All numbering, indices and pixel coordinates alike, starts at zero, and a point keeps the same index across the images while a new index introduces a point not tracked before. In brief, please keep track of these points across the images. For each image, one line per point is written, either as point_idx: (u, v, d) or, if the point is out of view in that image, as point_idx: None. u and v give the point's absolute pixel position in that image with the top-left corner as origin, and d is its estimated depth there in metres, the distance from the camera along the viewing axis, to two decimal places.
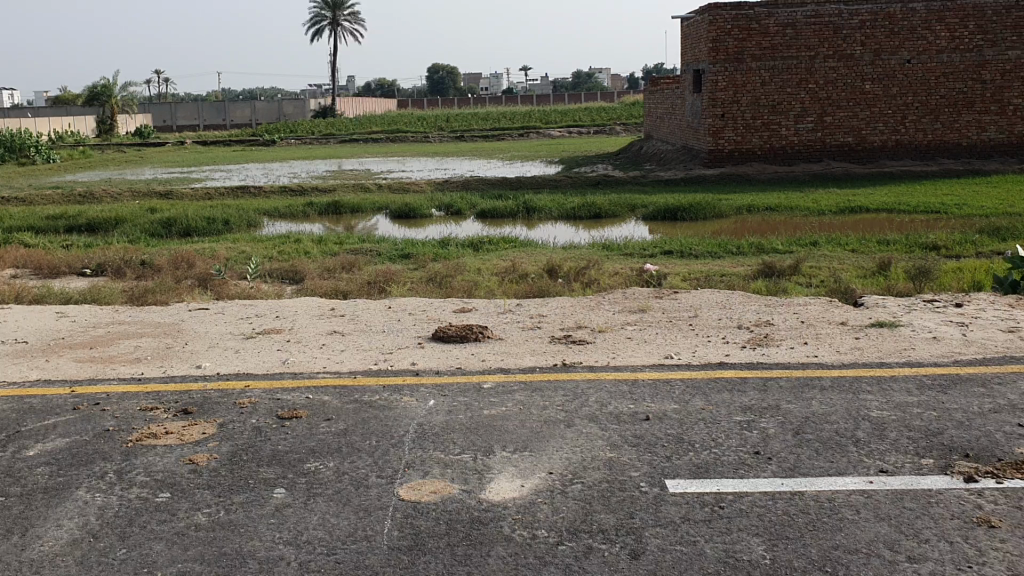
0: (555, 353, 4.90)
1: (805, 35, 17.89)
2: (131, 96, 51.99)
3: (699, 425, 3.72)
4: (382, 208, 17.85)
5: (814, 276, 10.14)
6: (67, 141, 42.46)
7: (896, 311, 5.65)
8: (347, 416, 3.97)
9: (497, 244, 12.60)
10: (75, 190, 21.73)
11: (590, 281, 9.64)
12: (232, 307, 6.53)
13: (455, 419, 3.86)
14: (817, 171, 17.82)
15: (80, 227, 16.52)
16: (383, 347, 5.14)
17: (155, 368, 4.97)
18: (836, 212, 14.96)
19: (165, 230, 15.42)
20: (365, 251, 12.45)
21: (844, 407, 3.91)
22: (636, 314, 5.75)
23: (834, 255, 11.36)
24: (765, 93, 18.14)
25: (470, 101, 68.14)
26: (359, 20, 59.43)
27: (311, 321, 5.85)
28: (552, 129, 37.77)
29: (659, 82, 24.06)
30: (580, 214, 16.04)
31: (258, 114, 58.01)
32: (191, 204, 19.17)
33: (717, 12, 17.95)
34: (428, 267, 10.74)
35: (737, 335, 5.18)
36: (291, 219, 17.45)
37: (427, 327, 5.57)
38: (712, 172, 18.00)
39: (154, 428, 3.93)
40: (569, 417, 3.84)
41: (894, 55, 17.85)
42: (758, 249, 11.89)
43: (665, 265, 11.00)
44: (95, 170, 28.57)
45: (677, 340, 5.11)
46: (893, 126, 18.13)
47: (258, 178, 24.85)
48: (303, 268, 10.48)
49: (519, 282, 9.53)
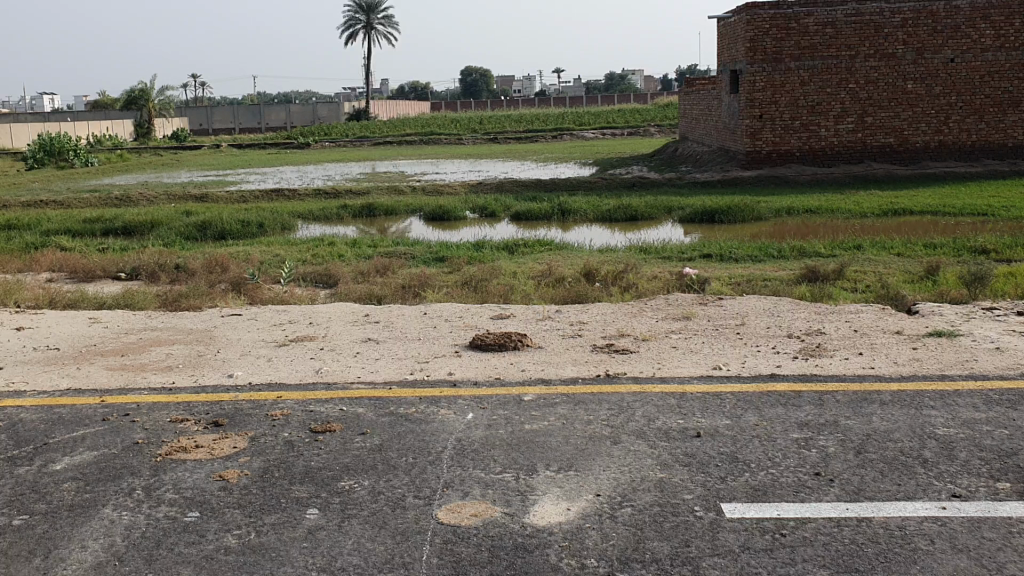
0: (597, 363, 4.71)
1: (845, 34, 17.53)
2: (168, 100, 52.52)
3: (754, 443, 3.52)
4: (415, 211, 17.75)
5: (860, 280, 9.87)
6: (106, 145, 42.92)
7: (953, 320, 5.39)
8: (383, 430, 3.82)
9: (532, 248, 12.42)
10: (112, 193, 21.88)
11: (629, 286, 9.41)
12: (265, 313, 6.41)
13: (495, 435, 3.69)
14: (858, 172, 17.45)
15: (117, 230, 16.58)
16: (420, 356, 4.98)
17: (186, 376, 4.86)
18: (878, 215, 14.61)
19: (200, 233, 15.43)
20: (399, 254, 12.33)
21: (908, 424, 3.69)
22: (680, 322, 5.55)
23: (879, 259, 11.05)
24: (804, 93, 17.77)
25: (504, 105, 68.13)
26: (393, 24, 59.60)
27: (346, 328, 5.72)
28: (585, 131, 37.54)
29: (695, 83, 23.74)
30: (616, 216, 15.82)
31: (293, 117, 58.36)
32: (226, 207, 19.21)
33: (754, 11, 17.63)
34: (463, 271, 10.60)
35: (787, 345, 4.96)
36: (325, 222, 17.41)
37: (463, 335, 5.41)
38: (750, 174, 17.70)
39: (184, 441, 3.80)
40: (615, 433, 3.65)
41: (937, 54, 17.44)
42: (800, 253, 11.61)
43: (705, 269, 10.77)
44: (132, 173, 28.83)
45: (724, 350, 4.90)
46: (937, 127, 17.72)
47: (292, 180, 24.91)
48: (337, 271, 10.38)
49: (556, 287, 9.35)
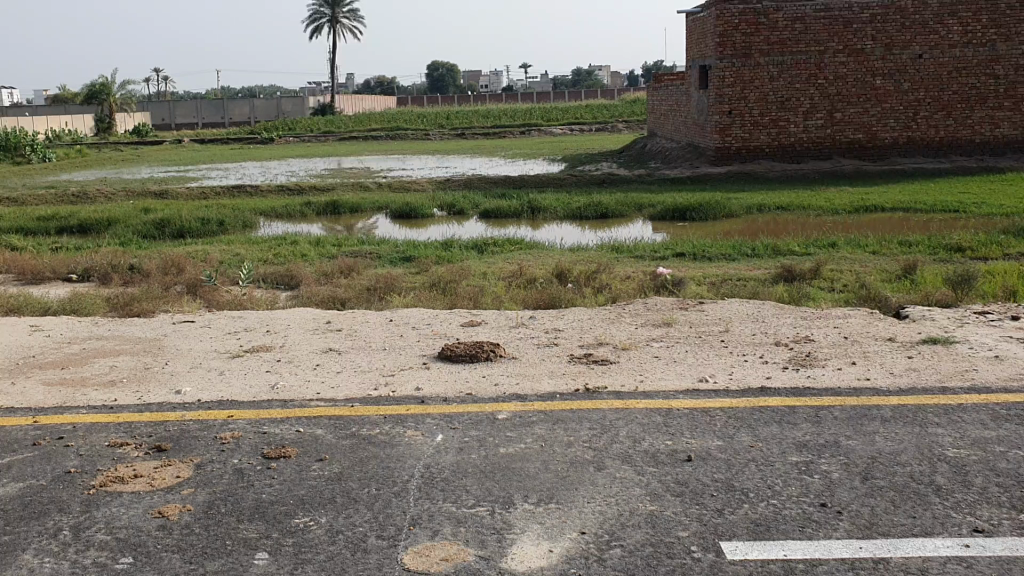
0: (575, 375, 4.39)
1: (814, 30, 17.35)
2: (129, 94, 51.50)
3: (751, 468, 3.22)
4: (381, 208, 17.34)
5: (837, 280, 9.65)
6: (64, 139, 41.91)
7: (946, 326, 5.14)
8: (344, 456, 3.47)
9: (502, 246, 12.10)
10: (68, 190, 21.23)
11: (602, 287, 9.10)
12: (219, 320, 6.02)
13: (467, 460, 3.36)
14: (828, 168, 17.31)
15: (72, 229, 16.01)
16: (383, 369, 4.63)
17: (130, 393, 4.47)
18: (850, 211, 14.46)
19: (158, 232, 14.93)
20: (365, 253, 11.94)
21: (915, 444, 3.40)
22: (660, 329, 5.24)
23: (855, 257, 10.86)
24: (774, 89, 17.58)
25: (469, 99, 67.68)
26: (358, 18, 58.92)
27: (305, 337, 5.35)
28: (554, 126, 37.23)
29: (664, 78, 23.54)
30: (587, 213, 15.53)
31: (257, 111, 57.49)
32: (186, 204, 18.68)
33: (724, 6, 17.40)
34: (431, 271, 10.25)
35: (777, 354, 4.67)
36: (288, 219, 16.95)
37: (431, 344, 5.06)
38: (721, 170, 17.50)
39: (122, 469, 3.43)
40: (599, 457, 3.34)
41: (905, 49, 17.33)
42: (774, 251, 11.39)
43: (678, 268, 10.51)
44: (89, 168, 28.09)
45: (710, 360, 4.60)
46: (906, 123, 17.62)
47: (255, 176, 24.37)
48: (299, 272, 9.98)
49: (528, 288, 9.03)
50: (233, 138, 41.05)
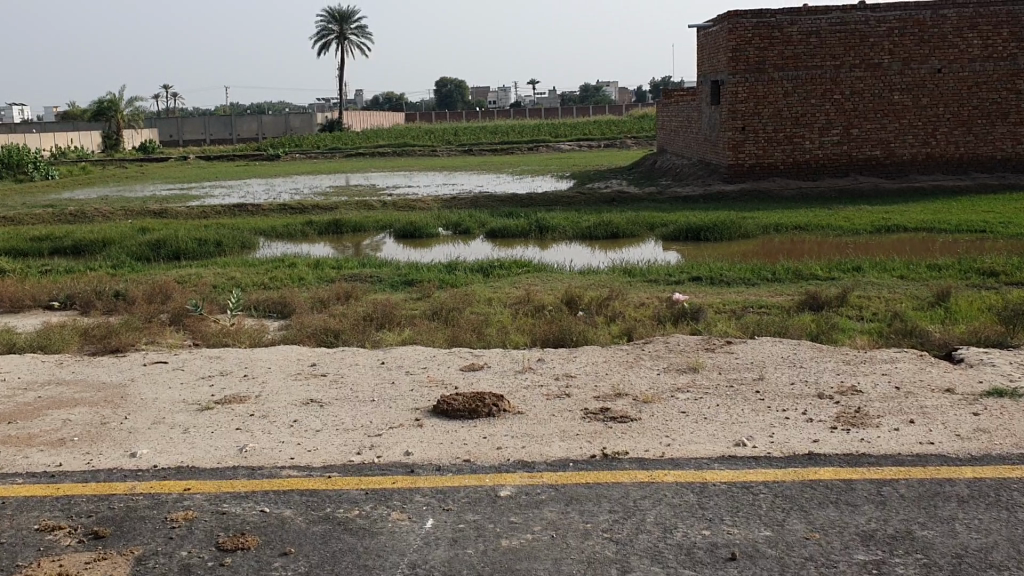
0: (590, 437, 3.79)
1: (829, 44, 16.78)
2: (137, 111, 51.23)
3: (810, 571, 2.62)
4: (385, 227, 16.81)
5: (864, 307, 9.04)
6: (69, 156, 41.54)
7: (1009, 374, 4.52)
8: (314, 548, 2.88)
9: (508, 270, 11.51)
10: (67, 209, 20.75)
11: (615, 316, 8.51)
12: (194, 363, 5.44)
13: (462, 556, 2.77)
14: (846, 185, 16.70)
15: (66, 250, 15.50)
16: (369, 427, 4.04)
17: (79, 455, 3.89)
18: (871, 231, 13.85)
19: (153, 253, 14.40)
20: (364, 277, 11.38)
21: (1006, 537, 2.80)
22: (686, 376, 4.63)
23: (882, 283, 10.25)
24: (788, 105, 17.01)
25: (477, 115, 67.30)
26: (366, 34, 58.66)
27: (285, 384, 4.77)
28: (562, 143, 36.69)
29: (674, 94, 22.99)
30: (597, 233, 14.96)
31: (265, 127, 57.14)
32: (186, 223, 18.18)
33: (736, 20, 16.84)
34: (433, 297, 9.68)
35: (822, 410, 4.07)
36: (289, 240, 16.41)
37: (425, 393, 4.47)
38: (734, 187, 16.90)
39: (47, 565, 2.85)
40: (623, 554, 2.74)
41: (924, 64, 16.75)
42: (795, 275, 10.79)
43: (695, 294, 9.92)
44: (91, 187, 27.59)
45: (745, 417, 4.01)
46: (925, 139, 17.01)
47: (259, 194, 23.87)
48: (293, 298, 9.40)
49: (535, 317, 8.45)
50: (240, 155, 40.68)
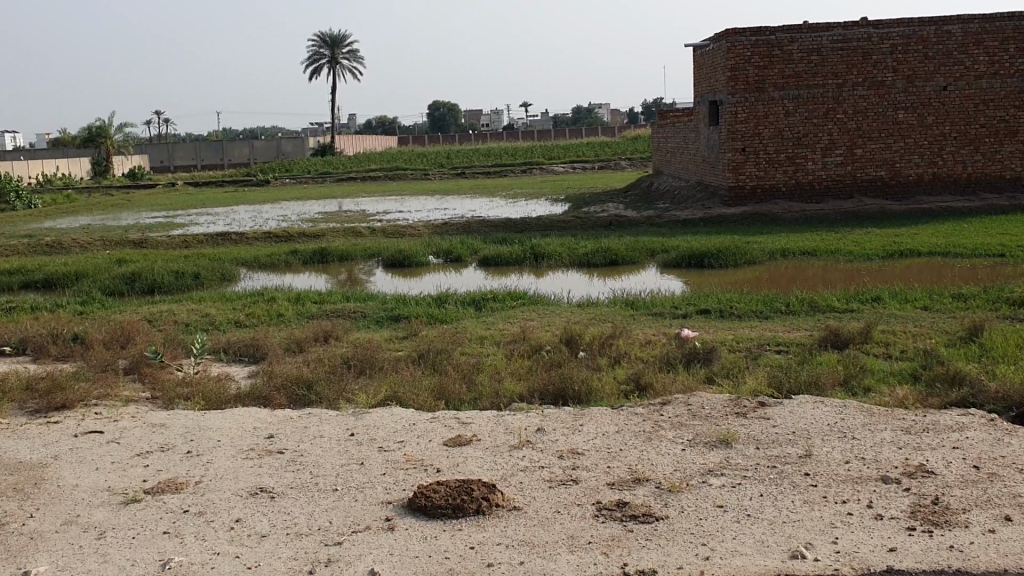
0: (608, 547, 3.00)
1: (831, 62, 15.97)
2: (126, 137, 50.34)
3: None
4: (373, 255, 16.02)
5: (891, 344, 8.29)
6: (56, 183, 40.58)
7: None
8: None
9: (502, 303, 10.71)
10: (43, 239, 19.87)
11: (620, 357, 7.70)
12: (132, 434, 4.61)
13: None
14: (850, 207, 15.77)
15: (37, 283, 14.63)
16: (328, 530, 3.24)
17: None
18: (884, 257, 13.08)
19: (127, 287, 13.56)
20: (348, 312, 10.56)
21: None
22: (717, 453, 3.84)
23: (906, 315, 9.49)
24: (789, 125, 16.12)
25: (470, 138, 66.71)
26: (358, 59, 58.12)
27: (232, 467, 3.96)
28: (555, 164, 36.02)
29: (670, 115, 22.36)
30: (595, 260, 14.16)
31: (257, 152, 56.41)
32: (165, 254, 17.34)
33: (734, 38, 15.94)
34: (420, 335, 8.88)
35: (892, 502, 3.28)
36: (272, 270, 15.56)
37: (400, 480, 3.67)
38: (734, 211, 15.95)
39: None
40: None
41: (928, 82, 16.00)
42: (810, 306, 10.04)
43: (705, 330, 9.13)
44: (76, 215, 26.72)
45: (798, 514, 3.22)
46: (931, 159, 16.20)
47: (245, 221, 23.09)
48: (268, 338, 8.57)
49: (531, 359, 7.66)
50: (230, 180, 39.88)
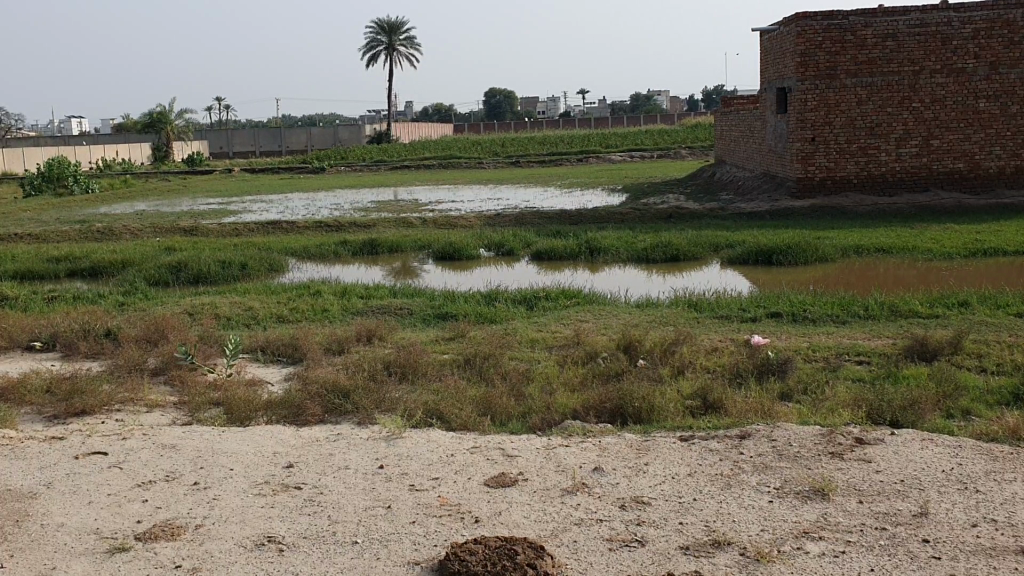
0: None
1: (907, 48, 14.77)
2: (187, 123, 50.37)
3: None
4: (424, 247, 15.47)
5: (985, 355, 7.44)
6: (116, 169, 40.57)
7: None
8: None
9: (555, 301, 10.10)
10: (97, 225, 19.68)
11: (684, 367, 7.02)
12: (139, 458, 4.10)
13: None
14: (924, 202, 14.64)
15: (85, 272, 14.34)
16: None
17: None
18: (966, 256, 12.07)
19: (171, 278, 13.18)
20: (394, 308, 10.01)
21: None
22: (813, 506, 3.20)
23: (997, 324, 8.60)
24: (861, 114, 15.01)
25: (527, 125, 65.69)
26: (416, 45, 57.39)
27: (242, 505, 3.44)
28: (613, 153, 35.07)
29: (734, 103, 21.43)
30: (654, 255, 13.40)
31: (314, 139, 56.18)
32: (215, 242, 17.02)
33: (805, 22, 14.87)
34: (468, 337, 8.30)
35: None
36: (321, 261, 15.10)
37: (434, 533, 3.11)
38: (802, 204, 15.03)
39: None
40: None
41: (1014, 68, 14.70)
42: (890, 311, 9.22)
43: (776, 336, 8.39)
44: (133, 202, 26.58)
45: None
46: (1015, 150, 14.90)
47: (297, 210, 22.68)
48: (307, 337, 8.06)
49: (584, 367, 7.03)
50: (287, 168, 39.66)
